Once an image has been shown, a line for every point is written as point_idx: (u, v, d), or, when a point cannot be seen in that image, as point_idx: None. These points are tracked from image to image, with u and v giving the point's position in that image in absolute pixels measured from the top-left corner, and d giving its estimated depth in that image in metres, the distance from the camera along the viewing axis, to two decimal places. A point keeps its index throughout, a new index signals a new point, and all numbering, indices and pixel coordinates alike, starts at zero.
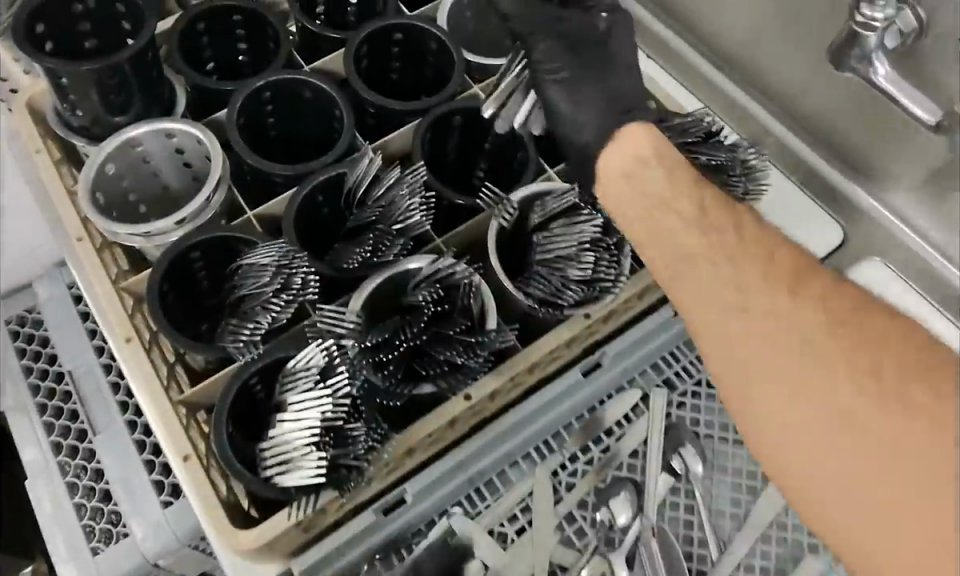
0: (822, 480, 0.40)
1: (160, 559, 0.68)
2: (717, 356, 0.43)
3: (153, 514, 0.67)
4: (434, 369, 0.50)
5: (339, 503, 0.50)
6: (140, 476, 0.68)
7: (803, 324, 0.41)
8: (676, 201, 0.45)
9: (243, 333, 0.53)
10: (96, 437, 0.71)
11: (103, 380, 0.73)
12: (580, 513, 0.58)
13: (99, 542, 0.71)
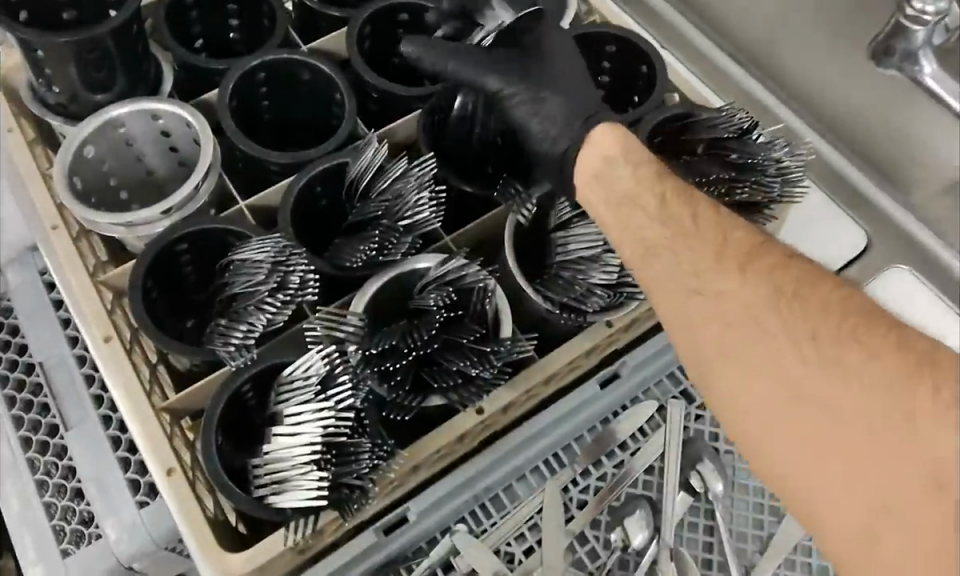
0: (809, 483, 0.36)
1: (134, 563, 0.63)
2: (687, 352, 0.40)
3: (128, 514, 0.63)
4: (445, 380, 0.46)
5: (337, 524, 0.45)
6: (114, 475, 0.64)
7: (772, 312, 0.37)
8: (639, 196, 0.42)
9: (233, 336, 0.48)
10: (67, 433, 0.67)
11: (76, 373, 0.69)
12: (593, 533, 0.54)
13: (69, 543, 0.65)
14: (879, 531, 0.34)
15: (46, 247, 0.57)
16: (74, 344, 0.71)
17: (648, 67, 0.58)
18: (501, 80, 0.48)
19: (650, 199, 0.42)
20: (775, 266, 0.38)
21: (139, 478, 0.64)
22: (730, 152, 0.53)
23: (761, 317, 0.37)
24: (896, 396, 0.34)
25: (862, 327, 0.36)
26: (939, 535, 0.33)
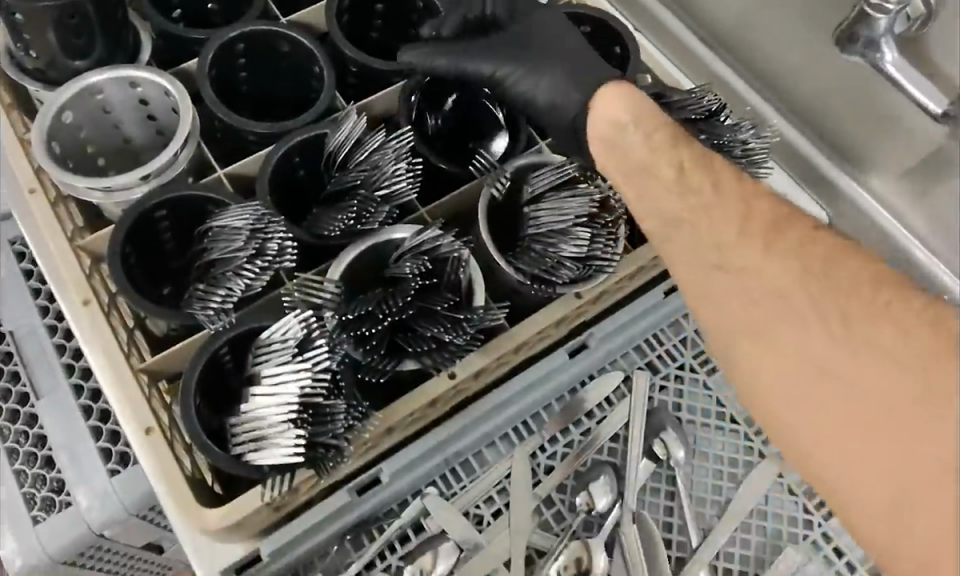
0: (827, 456, 0.38)
1: (105, 530, 0.65)
2: (713, 325, 0.42)
3: (100, 482, 0.65)
4: (419, 346, 0.47)
5: (313, 482, 0.47)
6: (85, 445, 0.66)
7: (798, 290, 0.38)
8: (655, 166, 0.42)
9: (212, 301, 0.49)
10: (38, 401, 0.68)
11: (48, 343, 0.70)
12: (559, 496, 0.57)
13: (40, 511, 0.66)
14: (897, 509, 0.35)
15: (22, 213, 0.57)
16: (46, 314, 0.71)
17: (622, 49, 0.60)
18: (494, 64, 0.51)
19: (668, 168, 0.42)
20: (803, 242, 0.39)
21: (111, 447, 0.66)
22: (700, 132, 0.54)
23: (787, 293, 0.38)
24: (917, 374, 0.36)
25: (892, 306, 0.37)
26: (953, 514, 0.34)
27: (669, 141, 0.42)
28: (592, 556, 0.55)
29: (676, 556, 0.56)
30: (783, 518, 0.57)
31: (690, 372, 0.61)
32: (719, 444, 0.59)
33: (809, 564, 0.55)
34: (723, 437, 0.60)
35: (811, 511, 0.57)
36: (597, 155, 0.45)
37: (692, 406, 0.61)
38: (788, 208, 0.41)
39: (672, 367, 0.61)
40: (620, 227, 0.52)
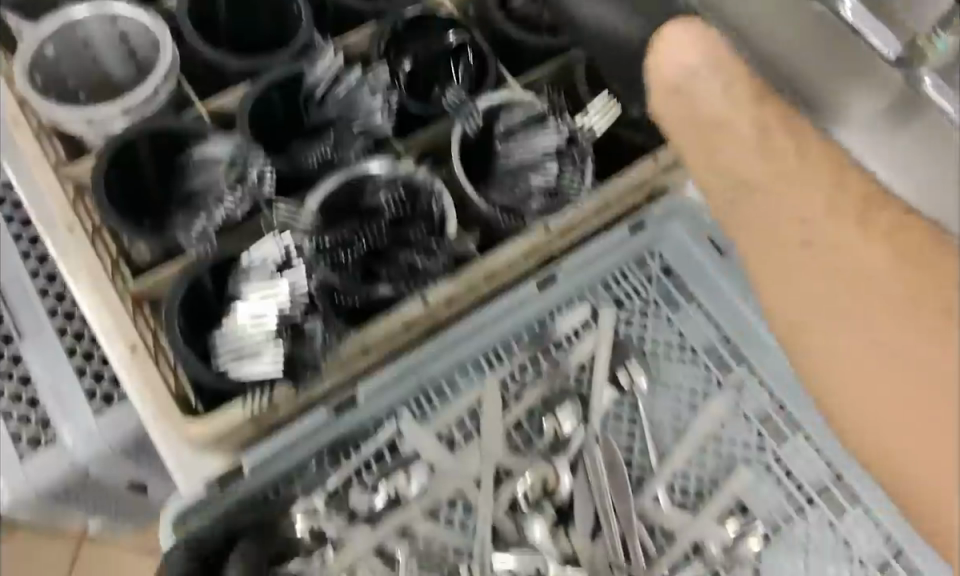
0: (928, 470, 0.30)
1: (91, 467, 0.68)
2: (800, 321, 0.32)
3: (85, 422, 0.67)
4: (393, 271, 0.51)
5: (293, 398, 0.50)
6: (70, 385, 0.68)
7: (889, 275, 0.31)
8: (732, 121, 0.33)
9: (195, 226, 0.51)
10: (22, 342, 0.70)
11: (30, 286, 0.71)
12: (527, 421, 0.60)
13: (27, 447, 0.68)
14: None
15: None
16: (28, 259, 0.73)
17: None
18: None
19: (746, 126, 0.33)
20: (896, 218, 0.31)
21: (95, 387, 0.68)
22: None
23: (876, 280, 0.31)
24: None
25: None
26: None
27: (749, 89, 0.33)
28: (556, 477, 0.58)
29: (637, 476, 0.59)
30: (738, 443, 0.60)
31: (655, 307, 0.64)
32: (680, 374, 0.63)
33: (761, 484, 0.59)
34: (684, 367, 0.63)
35: (765, 437, 0.60)
36: (658, 106, 0.36)
37: (654, 337, 0.64)
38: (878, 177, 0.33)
39: (638, 303, 0.64)
40: (585, 163, 0.55)
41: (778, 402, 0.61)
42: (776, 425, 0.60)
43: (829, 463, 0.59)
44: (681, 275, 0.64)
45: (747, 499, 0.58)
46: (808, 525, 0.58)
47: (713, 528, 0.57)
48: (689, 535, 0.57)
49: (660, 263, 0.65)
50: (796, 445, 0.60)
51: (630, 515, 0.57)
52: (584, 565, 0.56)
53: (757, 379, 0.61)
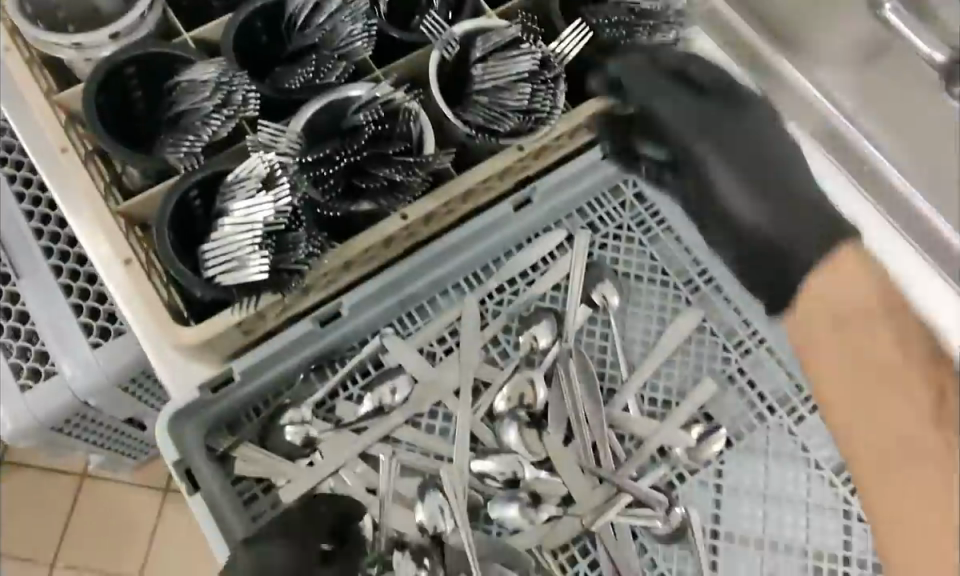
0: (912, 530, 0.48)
1: (90, 398, 0.72)
2: (831, 378, 0.50)
3: (83, 354, 0.70)
4: (372, 184, 0.52)
5: (280, 308, 0.53)
6: (67, 321, 0.71)
7: (925, 432, 0.46)
8: (853, 314, 0.48)
9: (184, 144, 0.53)
10: (19, 280, 0.72)
11: (25, 226, 0.74)
12: (504, 337, 0.63)
13: (28, 380, 0.71)
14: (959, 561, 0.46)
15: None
16: (20, 199, 0.75)
17: None
18: None
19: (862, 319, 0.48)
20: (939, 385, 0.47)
21: (92, 323, 0.72)
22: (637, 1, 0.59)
23: (914, 424, 0.47)
24: None
25: None
26: None
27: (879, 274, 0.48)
28: (533, 389, 0.61)
29: (608, 387, 0.63)
30: (703, 356, 0.64)
31: (628, 232, 0.67)
32: (650, 293, 0.66)
33: (724, 393, 0.63)
34: (654, 287, 0.66)
35: (730, 351, 0.64)
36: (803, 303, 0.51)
37: (628, 261, 0.66)
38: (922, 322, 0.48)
39: (611, 227, 0.67)
40: (560, 84, 0.56)
41: (742, 320, 0.65)
42: (740, 340, 0.64)
43: (790, 377, 0.63)
44: (654, 203, 0.67)
45: (713, 407, 0.62)
46: (768, 430, 0.62)
47: (680, 433, 0.60)
48: (657, 439, 0.60)
49: (634, 190, 0.68)
50: (759, 358, 0.64)
51: (602, 422, 0.60)
52: (558, 469, 0.59)
53: (720, 296, 0.65)
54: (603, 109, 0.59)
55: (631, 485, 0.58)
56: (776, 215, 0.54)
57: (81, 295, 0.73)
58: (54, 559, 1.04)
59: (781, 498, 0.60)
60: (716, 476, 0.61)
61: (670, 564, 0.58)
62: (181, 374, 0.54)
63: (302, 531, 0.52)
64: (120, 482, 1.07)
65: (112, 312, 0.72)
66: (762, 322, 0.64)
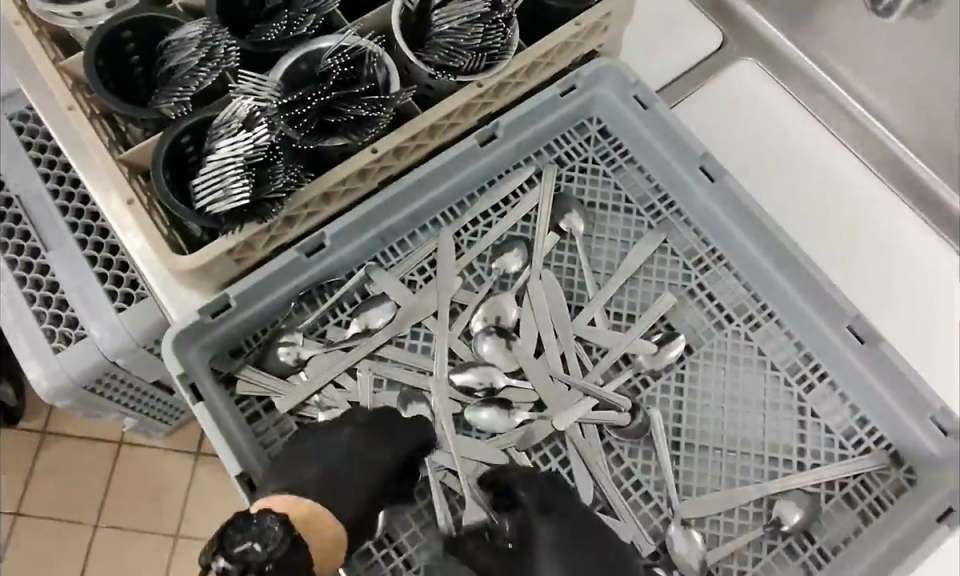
0: None
1: (118, 359, 0.76)
2: None
3: (109, 319, 0.75)
4: (342, 120, 0.59)
5: (265, 238, 0.59)
6: (93, 289, 0.76)
7: None
8: None
9: (175, 95, 0.59)
10: (48, 253, 0.78)
11: (52, 205, 0.79)
12: (479, 266, 0.68)
13: (60, 342, 0.76)
14: None
15: (13, 59, 0.67)
16: (47, 179, 0.81)
17: None
18: None
19: None
20: None
21: (116, 290, 0.76)
22: None
23: None
24: None
25: None
26: None
27: None
28: (506, 310, 0.66)
29: (576, 305, 0.68)
30: (665, 275, 0.69)
31: (594, 165, 0.72)
32: (616, 221, 0.70)
33: (682, 306, 0.68)
34: (619, 215, 0.71)
35: (689, 267, 0.69)
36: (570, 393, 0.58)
37: (593, 191, 0.71)
38: None
39: (577, 161, 0.72)
40: (512, 24, 0.61)
41: (700, 237, 0.69)
42: (700, 257, 0.69)
43: (747, 288, 0.68)
44: (617, 136, 0.72)
45: (673, 318, 0.67)
46: (725, 337, 0.67)
47: (641, 341, 0.66)
48: (620, 348, 0.66)
49: (598, 126, 0.72)
50: (717, 273, 0.68)
51: (569, 335, 0.66)
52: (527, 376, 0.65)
53: (681, 220, 0.70)
54: (555, 47, 0.64)
55: (596, 389, 0.64)
56: (753, 272, 0.67)
57: (104, 265, 0.77)
58: (97, 519, 1.05)
59: (739, 398, 0.65)
60: (678, 380, 0.66)
61: (635, 458, 0.64)
62: (181, 301, 0.61)
63: (406, 439, 0.61)
64: (158, 448, 1.09)
65: (134, 280, 0.76)
66: (721, 240, 0.69)
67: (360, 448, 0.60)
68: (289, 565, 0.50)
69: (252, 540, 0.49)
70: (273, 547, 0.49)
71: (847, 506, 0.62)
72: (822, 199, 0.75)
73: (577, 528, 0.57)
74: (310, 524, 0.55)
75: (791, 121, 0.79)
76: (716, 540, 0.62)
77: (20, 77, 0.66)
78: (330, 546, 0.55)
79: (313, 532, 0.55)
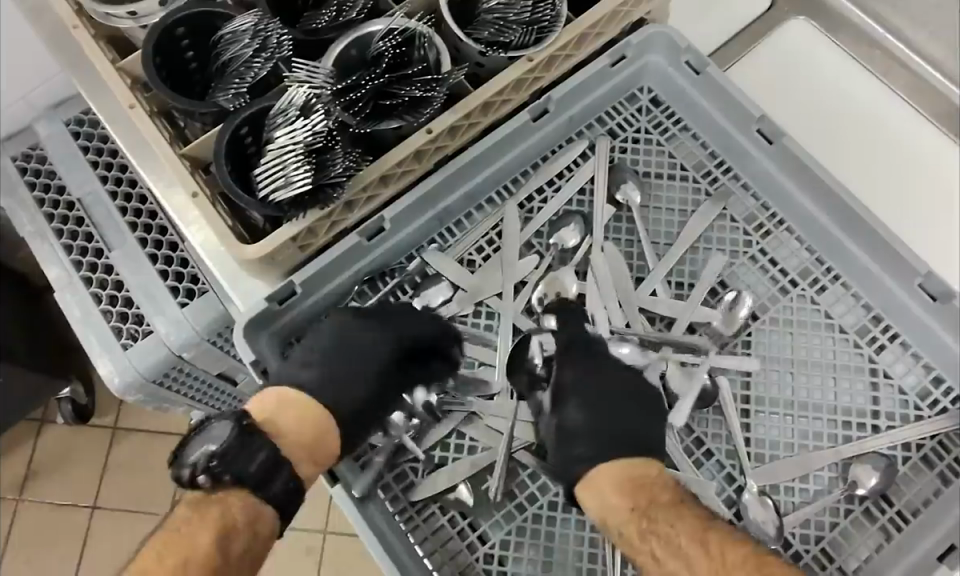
0: None
1: (184, 352, 0.77)
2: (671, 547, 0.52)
3: (175, 314, 0.76)
4: (397, 103, 0.60)
5: (327, 223, 0.60)
6: (157, 286, 0.78)
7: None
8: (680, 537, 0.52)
9: (232, 88, 0.60)
10: (111, 254, 0.79)
11: (112, 206, 0.81)
12: (537, 241, 0.68)
13: (128, 339, 0.78)
14: None
15: (68, 63, 0.68)
16: (105, 182, 0.83)
17: None
18: None
19: (692, 548, 0.52)
20: None
21: (178, 286, 0.78)
22: None
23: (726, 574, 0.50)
24: None
25: None
26: None
27: (700, 529, 0.52)
28: (565, 285, 0.66)
29: (637, 276, 0.68)
30: (724, 241, 0.68)
31: (646, 134, 0.71)
32: (674, 189, 0.70)
33: (743, 272, 0.67)
34: (675, 184, 0.70)
35: (750, 232, 0.68)
36: (604, 481, 0.56)
37: (648, 161, 0.71)
38: (738, 543, 0.52)
39: (630, 132, 0.71)
40: None
41: (759, 202, 0.68)
42: (760, 222, 0.68)
43: (810, 252, 0.67)
44: (670, 105, 0.71)
45: (736, 284, 0.67)
46: (790, 302, 0.66)
47: (705, 309, 0.65)
48: (686, 318, 0.65)
49: (649, 96, 0.71)
50: (779, 238, 0.67)
51: (634, 306, 0.66)
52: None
53: (739, 185, 0.69)
54: (604, 16, 0.63)
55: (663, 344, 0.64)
56: (803, 223, 0.67)
57: (165, 262, 0.79)
58: (171, 510, 1.08)
59: (809, 363, 0.64)
60: (744, 347, 0.65)
61: (705, 428, 0.63)
62: (247, 291, 0.62)
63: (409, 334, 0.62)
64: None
65: (195, 275, 0.78)
66: (780, 204, 0.67)
67: (361, 344, 0.61)
68: (237, 452, 0.53)
69: (204, 444, 0.53)
70: (216, 441, 0.53)
71: (925, 468, 0.61)
72: (875, 157, 0.73)
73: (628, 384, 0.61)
74: (283, 414, 0.57)
75: (848, 74, 0.77)
76: (792, 507, 0.61)
77: (77, 81, 0.67)
78: (313, 434, 0.57)
79: (288, 418, 0.57)
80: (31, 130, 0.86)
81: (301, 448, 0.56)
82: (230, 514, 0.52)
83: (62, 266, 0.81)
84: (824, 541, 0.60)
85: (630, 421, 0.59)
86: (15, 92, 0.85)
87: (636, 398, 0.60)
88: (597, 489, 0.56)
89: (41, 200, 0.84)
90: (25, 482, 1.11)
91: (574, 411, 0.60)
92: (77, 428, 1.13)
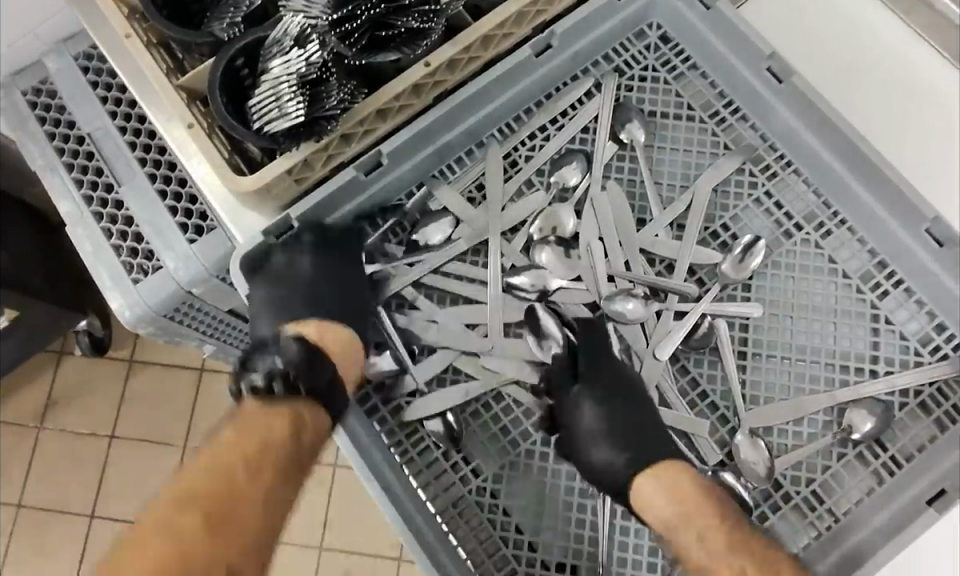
0: None
1: (192, 287, 0.76)
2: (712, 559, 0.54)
3: (182, 248, 0.75)
4: (393, 34, 0.57)
5: (325, 156, 0.59)
6: (166, 221, 0.77)
7: None
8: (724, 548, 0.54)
9: (227, 17, 0.59)
10: (121, 188, 0.78)
11: (121, 140, 0.80)
12: (538, 180, 0.68)
13: (139, 273, 0.77)
14: None
15: None
16: (115, 117, 0.81)
17: None
18: None
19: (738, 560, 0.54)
20: None
21: (187, 221, 0.77)
22: None
23: None
24: None
25: None
26: None
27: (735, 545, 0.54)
28: (562, 220, 0.66)
29: (639, 219, 0.67)
30: (731, 184, 0.67)
31: (654, 72, 0.69)
32: (682, 129, 0.68)
33: (748, 213, 0.66)
34: (682, 124, 0.69)
35: (756, 174, 0.66)
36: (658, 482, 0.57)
37: (655, 100, 0.69)
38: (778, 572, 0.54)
39: (637, 69, 0.69)
40: None
41: (766, 143, 0.67)
42: (766, 163, 0.67)
43: (817, 195, 0.66)
44: (678, 41, 0.69)
45: (740, 229, 0.66)
46: (793, 246, 0.65)
47: (705, 250, 0.64)
48: (686, 258, 0.64)
49: (658, 33, 0.70)
50: (786, 180, 0.66)
51: (634, 245, 0.65)
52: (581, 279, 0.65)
53: (747, 126, 0.68)
54: None
55: (664, 283, 0.63)
56: (815, 167, 0.65)
57: (174, 198, 0.78)
58: (187, 440, 1.11)
59: (810, 307, 0.64)
60: (744, 290, 0.65)
61: (700, 369, 0.63)
62: (243, 223, 0.62)
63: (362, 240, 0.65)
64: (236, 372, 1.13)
65: (203, 211, 0.77)
66: (788, 144, 0.66)
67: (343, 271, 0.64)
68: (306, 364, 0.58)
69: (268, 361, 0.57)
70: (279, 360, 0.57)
71: (922, 413, 0.61)
72: (903, 104, 0.70)
73: (621, 390, 0.62)
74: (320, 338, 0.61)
75: (870, 15, 0.72)
76: (784, 449, 0.61)
77: (79, 14, 0.66)
78: (345, 350, 0.61)
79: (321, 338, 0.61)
80: (41, 63, 0.85)
81: (335, 353, 0.60)
82: (300, 415, 0.57)
83: (74, 202, 0.79)
84: (816, 483, 0.60)
85: (644, 438, 0.60)
86: (22, 28, 0.81)
87: (641, 403, 0.61)
88: (659, 484, 0.57)
89: (51, 134, 0.82)
90: (45, 413, 1.13)
91: (591, 413, 0.61)
92: (94, 361, 1.15)
